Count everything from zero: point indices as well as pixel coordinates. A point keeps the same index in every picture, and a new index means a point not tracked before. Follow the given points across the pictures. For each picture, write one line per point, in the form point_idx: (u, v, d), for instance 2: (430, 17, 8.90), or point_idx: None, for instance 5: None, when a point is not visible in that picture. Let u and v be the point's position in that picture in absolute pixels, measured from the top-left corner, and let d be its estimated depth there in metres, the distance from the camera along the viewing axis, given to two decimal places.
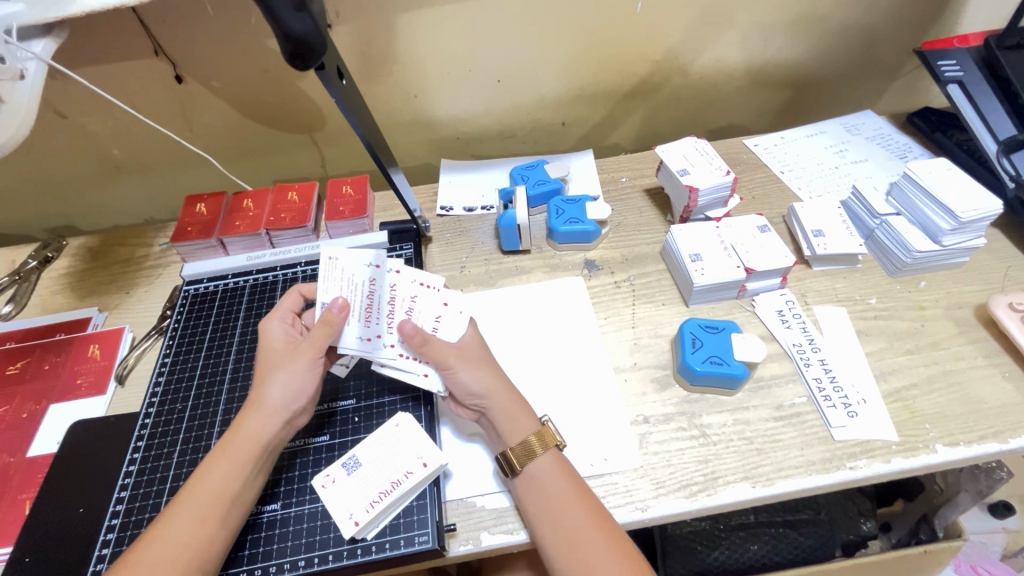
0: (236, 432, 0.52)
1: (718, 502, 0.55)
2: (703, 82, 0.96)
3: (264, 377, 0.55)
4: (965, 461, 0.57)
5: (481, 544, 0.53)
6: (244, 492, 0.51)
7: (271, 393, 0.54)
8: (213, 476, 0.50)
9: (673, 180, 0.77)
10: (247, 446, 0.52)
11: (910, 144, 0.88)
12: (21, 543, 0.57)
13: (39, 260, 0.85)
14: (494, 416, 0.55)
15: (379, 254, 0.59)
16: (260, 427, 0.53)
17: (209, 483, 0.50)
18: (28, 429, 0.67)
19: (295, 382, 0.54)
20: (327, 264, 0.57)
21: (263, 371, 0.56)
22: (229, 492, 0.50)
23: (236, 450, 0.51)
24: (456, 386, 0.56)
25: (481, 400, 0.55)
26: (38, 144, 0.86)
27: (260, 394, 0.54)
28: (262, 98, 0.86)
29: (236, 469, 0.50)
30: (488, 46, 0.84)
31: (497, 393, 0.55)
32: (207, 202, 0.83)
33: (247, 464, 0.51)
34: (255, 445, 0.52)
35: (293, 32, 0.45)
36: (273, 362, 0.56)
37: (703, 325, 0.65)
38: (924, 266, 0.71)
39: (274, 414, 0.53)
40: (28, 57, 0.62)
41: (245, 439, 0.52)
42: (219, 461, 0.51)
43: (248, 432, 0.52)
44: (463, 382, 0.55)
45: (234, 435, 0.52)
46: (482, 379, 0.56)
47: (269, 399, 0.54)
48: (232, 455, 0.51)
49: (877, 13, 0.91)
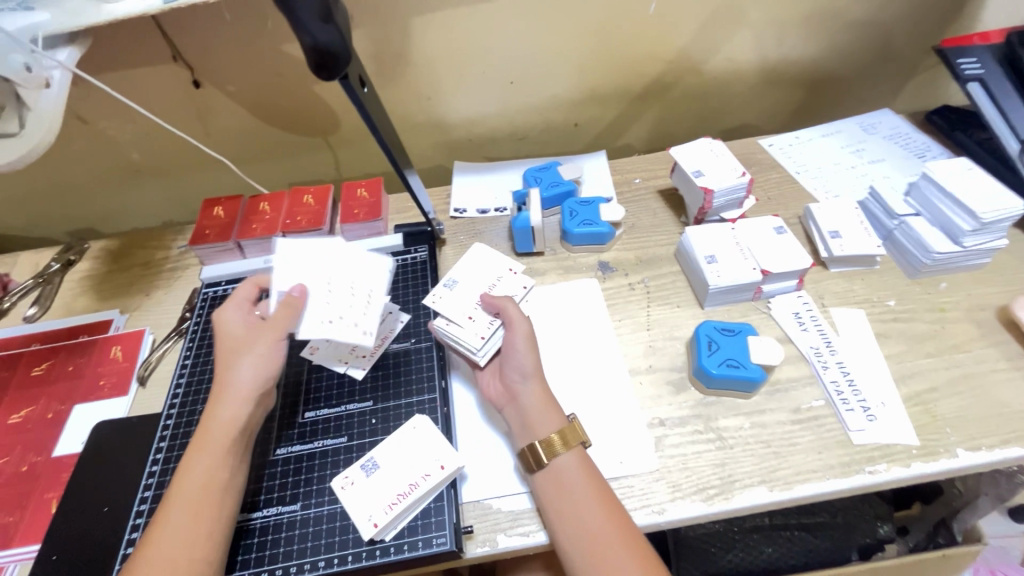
0: (210, 422, 0.54)
1: (735, 505, 0.54)
2: (717, 81, 0.95)
3: (227, 365, 0.57)
4: (987, 465, 0.56)
5: (499, 546, 0.53)
6: (230, 476, 0.52)
7: (238, 378, 0.56)
8: (197, 466, 0.52)
9: (688, 182, 0.77)
10: (223, 432, 0.53)
11: (929, 143, 0.87)
12: (48, 542, 0.59)
13: (62, 263, 0.87)
14: (528, 401, 0.56)
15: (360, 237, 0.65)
16: (234, 411, 0.54)
17: (196, 474, 0.51)
18: (54, 429, 0.68)
19: (258, 363, 0.57)
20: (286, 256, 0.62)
21: (224, 360, 0.58)
22: (218, 479, 0.52)
23: (213, 438, 0.53)
24: (510, 354, 0.58)
25: (524, 376, 0.57)
26: (60, 149, 0.88)
27: (225, 382, 0.56)
28: (278, 102, 0.87)
29: (218, 456, 0.52)
30: (502, 48, 0.84)
31: (537, 381, 0.57)
32: (225, 205, 0.84)
33: (227, 450, 0.53)
34: (233, 429, 0.54)
35: (320, 42, 0.45)
36: (233, 350, 0.58)
37: (718, 328, 0.65)
38: (944, 267, 0.70)
39: (244, 397, 0.55)
40: (53, 65, 0.63)
41: (221, 426, 0.54)
42: (200, 452, 0.52)
43: (222, 419, 0.54)
44: (517, 350, 0.58)
45: (210, 426, 0.54)
46: (534, 361, 0.58)
47: (236, 384, 0.56)
48: (212, 444, 0.53)
49: (894, 10, 0.89)
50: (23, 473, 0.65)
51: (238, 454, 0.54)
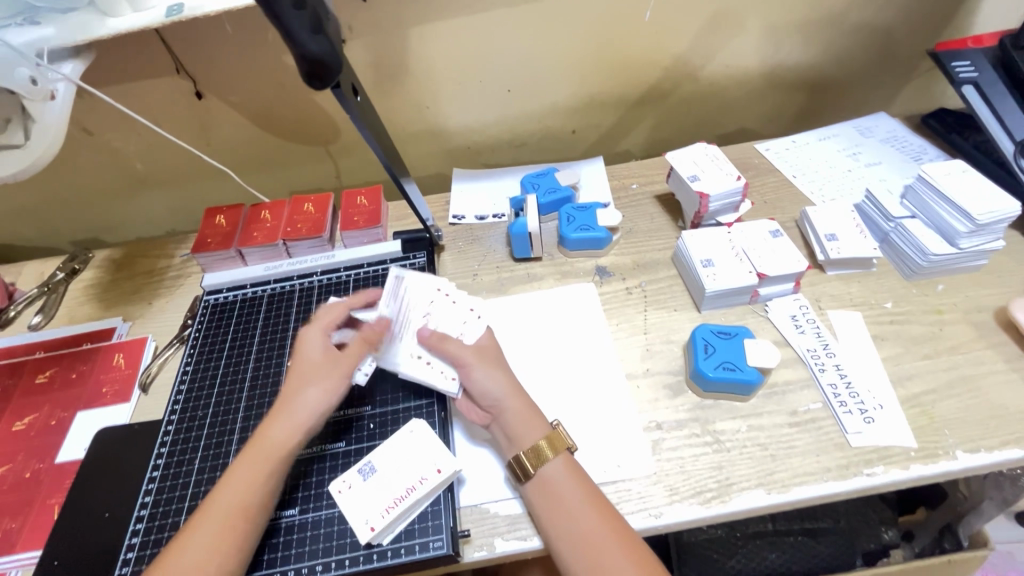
0: (265, 439, 0.54)
1: (732, 509, 0.54)
2: (713, 87, 0.96)
3: (295, 387, 0.57)
4: (986, 467, 0.56)
5: (496, 550, 0.53)
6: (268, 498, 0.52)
7: (303, 406, 0.55)
8: (241, 482, 0.52)
9: (684, 187, 0.77)
10: (273, 455, 0.53)
11: (925, 146, 0.87)
12: (51, 548, 0.59)
13: (66, 272, 0.88)
14: (507, 418, 0.56)
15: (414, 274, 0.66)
16: (287, 437, 0.54)
17: (238, 488, 0.51)
18: (57, 435, 0.69)
19: (326, 395, 0.56)
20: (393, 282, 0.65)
21: (294, 381, 0.57)
22: (258, 498, 0.52)
23: (266, 456, 0.53)
24: (475, 387, 0.57)
25: (497, 401, 0.56)
26: (66, 160, 0.90)
27: (290, 404, 0.56)
28: (279, 112, 0.88)
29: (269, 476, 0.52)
30: (499, 56, 0.85)
31: (513, 397, 0.56)
32: (227, 213, 0.85)
33: (274, 473, 0.53)
34: (283, 454, 0.53)
35: (311, 52, 0.46)
36: (306, 374, 0.57)
37: (715, 331, 0.65)
38: (941, 268, 0.70)
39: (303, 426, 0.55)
40: (58, 78, 0.64)
41: (274, 444, 0.54)
42: (248, 466, 0.53)
43: (277, 437, 0.54)
44: (479, 380, 0.57)
45: (262, 443, 0.54)
46: (498, 380, 0.57)
47: (300, 411, 0.55)
48: (260, 460, 0.53)
49: (888, 15, 0.90)
50: (26, 479, 0.66)
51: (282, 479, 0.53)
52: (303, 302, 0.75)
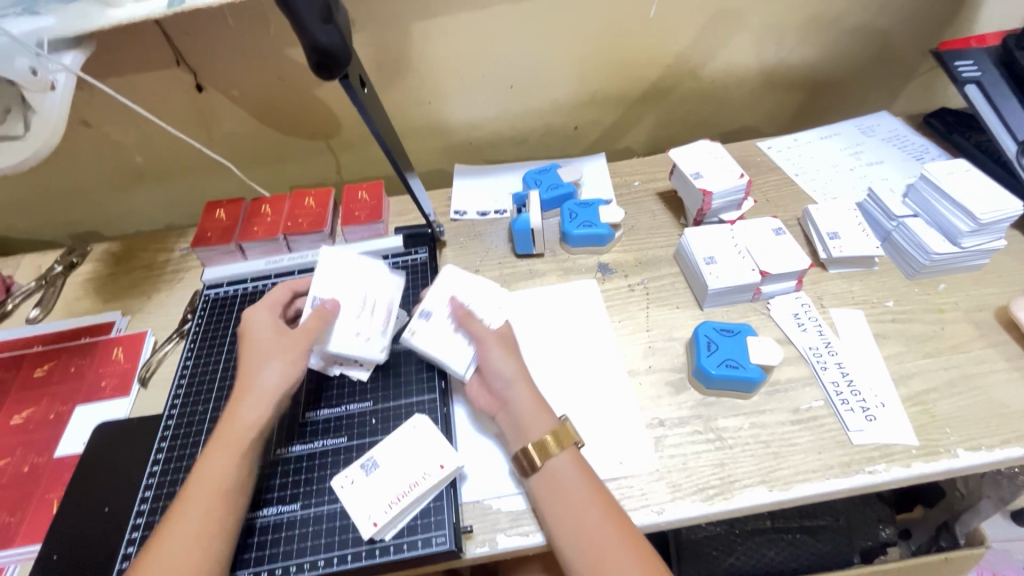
0: (232, 420, 0.54)
1: (735, 506, 0.54)
2: (716, 85, 0.96)
3: (254, 366, 0.57)
4: (987, 466, 0.56)
5: (498, 546, 0.53)
6: (244, 476, 0.52)
7: (265, 381, 0.56)
8: (218, 464, 0.52)
9: (687, 184, 0.77)
10: (245, 432, 0.54)
11: (927, 145, 0.87)
12: (50, 542, 0.59)
13: (64, 266, 0.87)
14: (515, 406, 0.56)
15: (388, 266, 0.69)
16: (254, 413, 0.55)
17: (215, 469, 0.52)
18: (56, 429, 0.69)
19: (285, 368, 0.57)
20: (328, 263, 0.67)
21: (251, 361, 0.58)
22: (233, 478, 0.52)
23: (234, 437, 0.53)
24: (487, 366, 0.58)
25: (507, 386, 0.57)
26: (64, 151, 0.89)
27: (250, 384, 0.56)
28: (280, 106, 0.87)
29: (238, 455, 0.53)
30: (501, 52, 0.85)
31: (523, 386, 0.57)
32: (227, 207, 0.85)
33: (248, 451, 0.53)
34: (252, 431, 0.54)
35: (321, 43, 0.46)
36: (262, 350, 0.58)
37: (718, 328, 0.65)
38: (943, 268, 0.70)
39: (267, 400, 0.55)
40: (58, 69, 0.63)
41: (243, 425, 0.54)
42: (222, 448, 0.53)
43: (244, 419, 0.54)
44: (492, 360, 0.58)
45: (232, 423, 0.54)
46: (511, 366, 0.58)
47: (260, 387, 0.56)
48: (229, 441, 0.53)
49: (892, 14, 0.90)
50: (24, 473, 0.65)
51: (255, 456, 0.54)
52: None
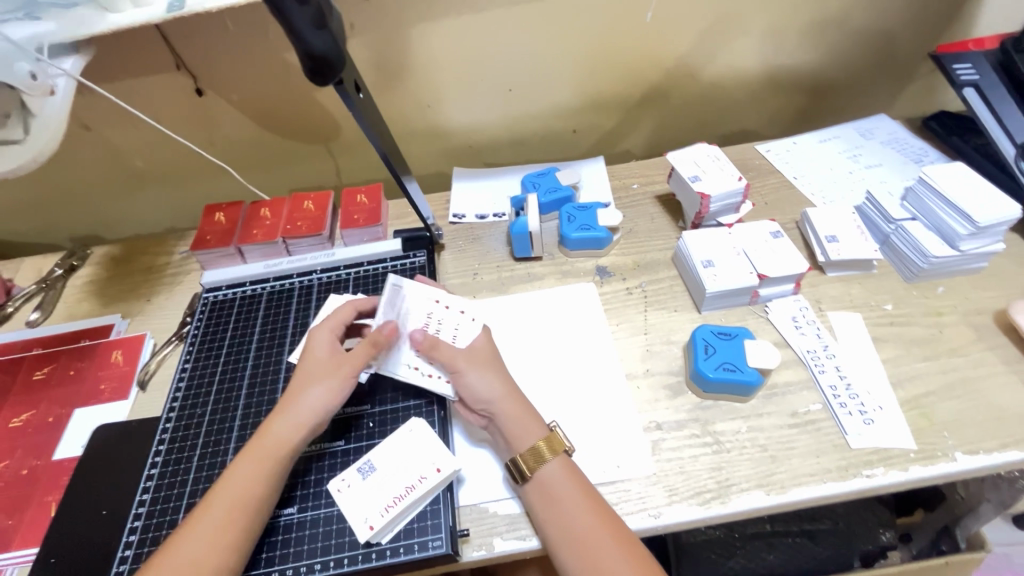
0: (265, 438, 0.54)
1: (732, 510, 0.54)
2: (714, 88, 0.96)
3: (299, 386, 0.57)
4: (985, 469, 0.56)
5: (495, 549, 0.53)
6: (269, 494, 0.52)
7: (305, 403, 0.55)
8: (241, 480, 0.52)
9: (685, 187, 0.77)
10: (274, 452, 0.53)
11: (925, 148, 0.87)
12: (47, 545, 0.59)
13: (65, 269, 0.88)
14: (502, 421, 0.55)
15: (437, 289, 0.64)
16: (287, 433, 0.54)
17: (238, 485, 0.51)
18: (55, 432, 0.69)
19: (329, 394, 0.56)
20: (393, 290, 0.63)
21: (298, 380, 0.57)
22: (255, 495, 0.51)
23: (264, 455, 0.53)
24: (466, 392, 0.57)
25: (490, 404, 0.56)
26: (64, 155, 0.89)
27: (292, 403, 0.55)
28: (279, 109, 0.88)
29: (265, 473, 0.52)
30: (500, 55, 0.85)
31: (506, 400, 0.56)
32: (226, 211, 0.85)
33: (275, 470, 0.53)
34: (283, 451, 0.53)
35: (315, 49, 0.46)
36: (311, 372, 0.57)
37: (715, 332, 0.65)
38: (941, 270, 0.70)
39: (304, 424, 0.55)
40: (58, 74, 0.64)
41: (274, 443, 0.53)
42: (249, 463, 0.52)
43: (277, 437, 0.54)
44: (471, 384, 0.56)
45: (264, 440, 0.54)
46: (491, 383, 0.57)
47: (302, 409, 0.55)
48: (259, 457, 0.53)
49: (890, 17, 0.90)
50: (23, 476, 0.65)
51: (281, 476, 0.53)
52: (302, 300, 0.75)
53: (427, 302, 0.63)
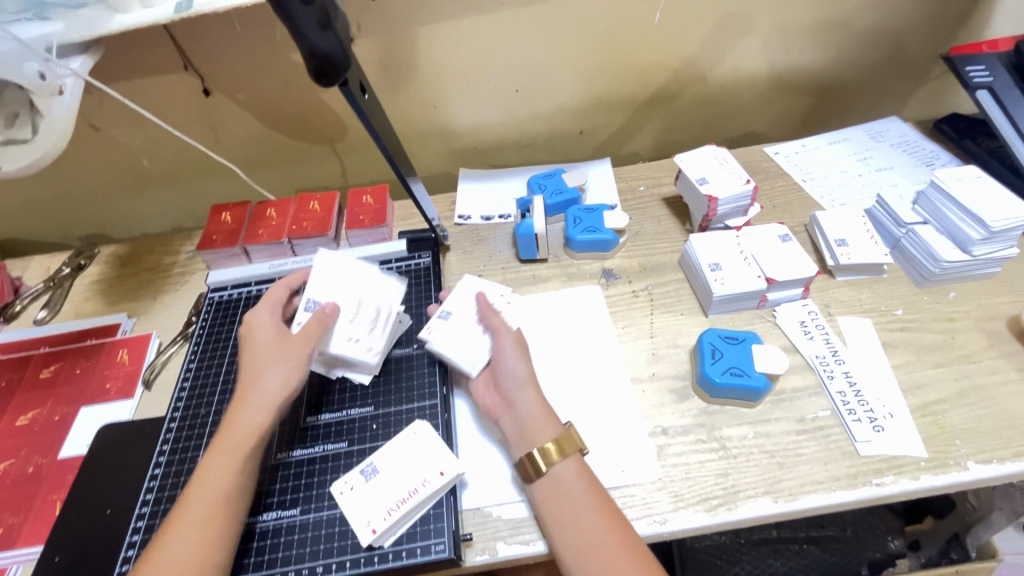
0: (231, 426, 0.54)
1: (739, 517, 0.54)
2: (722, 89, 0.95)
3: (257, 371, 0.57)
4: (998, 479, 0.55)
5: (498, 554, 0.53)
6: (245, 482, 0.52)
7: (265, 387, 0.56)
8: (215, 471, 0.52)
9: (692, 189, 0.76)
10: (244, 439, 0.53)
11: (937, 151, 0.86)
12: (52, 544, 0.59)
13: (73, 267, 0.88)
14: (524, 412, 0.56)
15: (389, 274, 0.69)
16: (253, 419, 0.54)
17: (213, 477, 0.51)
18: (61, 430, 0.69)
19: (287, 374, 0.57)
20: (319, 268, 0.67)
21: (254, 365, 0.58)
22: (231, 484, 0.51)
23: (233, 442, 0.53)
24: (499, 368, 0.59)
25: (518, 387, 0.57)
26: (73, 154, 0.90)
27: (251, 388, 0.56)
28: (286, 109, 0.88)
29: (236, 461, 0.52)
30: (507, 56, 0.85)
31: (530, 389, 0.57)
32: (232, 211, 0.85)
33: (244, 456, 0.53)
34: (252, 437, 0.54)
35: (319, 49, 0.46)
36: (263, 356, 0.58)
37: (722, 336, 0.64)
38: (953, 276, 0.69)
39: (267, 406, 0.55)
40: (66, 74, 0.64)
41: (242, 432, 0.54)
42: (219, 453, 0.53)
43: (243, 425, 0.54)
44: (506, 363, 0.58)
45: (230, 429, 0.54)
46: (525, 368, 0.58)
47: (262, 392, 0.56)
48: (228, 446, 0.53)
49: (902, 18, 0.89)
50: (28, 474, 0.66)
51: (253, 462, 0.53)
52: None
53: (371, 283, 0.67)
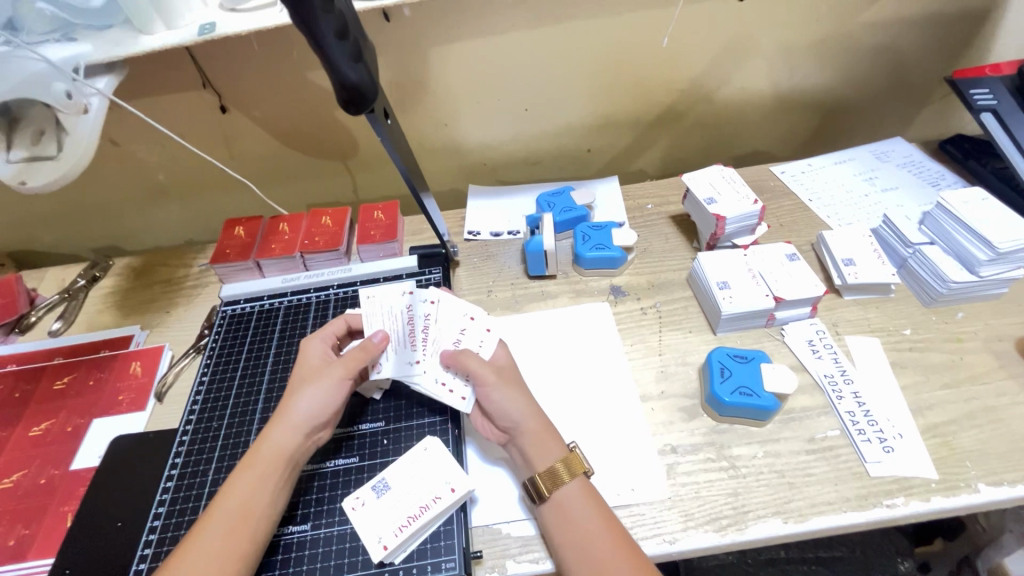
0: (262, 444, 0.54)
1: (749, 538, 0.54)
2: (728, 109, 0.97)
3: (294, 392, 0.57)
4: (1009, 501, 0.55)
5: (507, 572, 0.53)
6: (271, 501, 0.52)
7: (299, 408, 0.56)
8: (242, 487, 0.52)
9: (700, 208, 0.77)
10: (272, 457, 0.53)
11: (943, 172, 0.87)
12: (62, 557, 0.59)
13: (87, 279, 0.90)
14: (525, 441, 0.55)
15: (422, 291, 0.67)
16: (285, 438, 0.54)
17: (239, 494, 0.52)
18: (72, 442, 0.69)
19: (323, 396, 0.56)
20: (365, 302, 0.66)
21: (292, 386, 0.58)
22: (256, 502, 0.51)
23: (263, 461, 0.53)
24: (493, 409, 0.57)
25: (515, 422, 0.56)
26: (91, 169, 0.92)
27: (286, 407, 0.56)
28: (301, 127, 0.90)
29: (265, 479, 0.52)
30: (517, 76, 0.87)
31: (532, 418, 0.56)
32: (246, 225, 0.86)
33: (274, 476, 0.53)
34: (281, 457, 0.53)
35: (350, 80, 0.47)
36: (304, 378, 0.59)
37: (731, 354, 0.64)
38: (961, 296, 0.69)
39: (299, 428, 0.55)
40: (92, 93, 0.66)
41: (272, 451, 0.54)
42: (248, 471, 0.53)
43: (274, 444, 0.54)
44: (497, 402, 0.56)
45: (261, 446, 0.54)
46: (519, 403, 0.56)
47: (297, 412, 0.56)
48: (258, 464, 0.53)
49: (906, 41, 0.91)
50: (40, 485, 0.66)
51: (282, 483, 0.53)
52: (319, 315, 0.76)
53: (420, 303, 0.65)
